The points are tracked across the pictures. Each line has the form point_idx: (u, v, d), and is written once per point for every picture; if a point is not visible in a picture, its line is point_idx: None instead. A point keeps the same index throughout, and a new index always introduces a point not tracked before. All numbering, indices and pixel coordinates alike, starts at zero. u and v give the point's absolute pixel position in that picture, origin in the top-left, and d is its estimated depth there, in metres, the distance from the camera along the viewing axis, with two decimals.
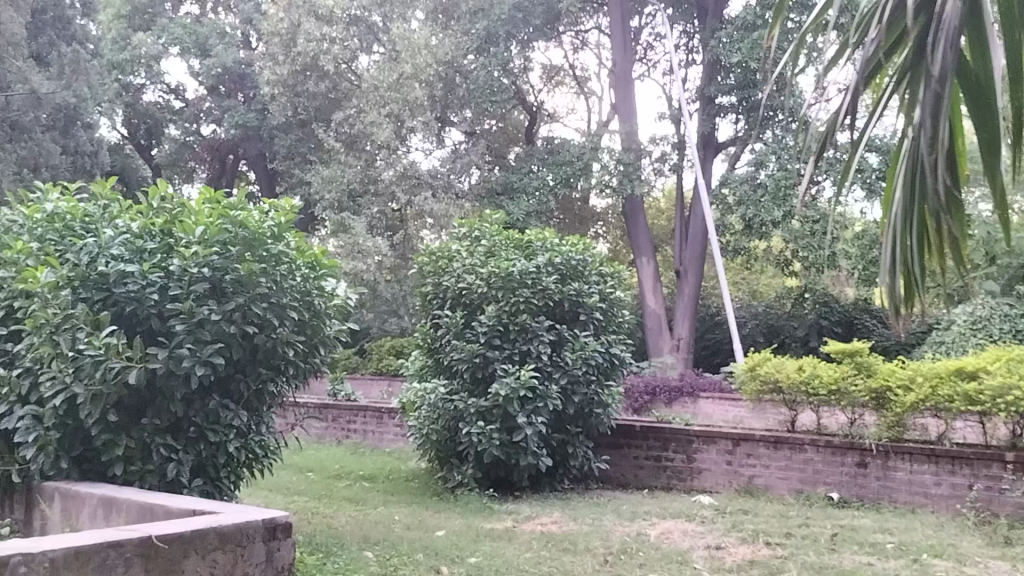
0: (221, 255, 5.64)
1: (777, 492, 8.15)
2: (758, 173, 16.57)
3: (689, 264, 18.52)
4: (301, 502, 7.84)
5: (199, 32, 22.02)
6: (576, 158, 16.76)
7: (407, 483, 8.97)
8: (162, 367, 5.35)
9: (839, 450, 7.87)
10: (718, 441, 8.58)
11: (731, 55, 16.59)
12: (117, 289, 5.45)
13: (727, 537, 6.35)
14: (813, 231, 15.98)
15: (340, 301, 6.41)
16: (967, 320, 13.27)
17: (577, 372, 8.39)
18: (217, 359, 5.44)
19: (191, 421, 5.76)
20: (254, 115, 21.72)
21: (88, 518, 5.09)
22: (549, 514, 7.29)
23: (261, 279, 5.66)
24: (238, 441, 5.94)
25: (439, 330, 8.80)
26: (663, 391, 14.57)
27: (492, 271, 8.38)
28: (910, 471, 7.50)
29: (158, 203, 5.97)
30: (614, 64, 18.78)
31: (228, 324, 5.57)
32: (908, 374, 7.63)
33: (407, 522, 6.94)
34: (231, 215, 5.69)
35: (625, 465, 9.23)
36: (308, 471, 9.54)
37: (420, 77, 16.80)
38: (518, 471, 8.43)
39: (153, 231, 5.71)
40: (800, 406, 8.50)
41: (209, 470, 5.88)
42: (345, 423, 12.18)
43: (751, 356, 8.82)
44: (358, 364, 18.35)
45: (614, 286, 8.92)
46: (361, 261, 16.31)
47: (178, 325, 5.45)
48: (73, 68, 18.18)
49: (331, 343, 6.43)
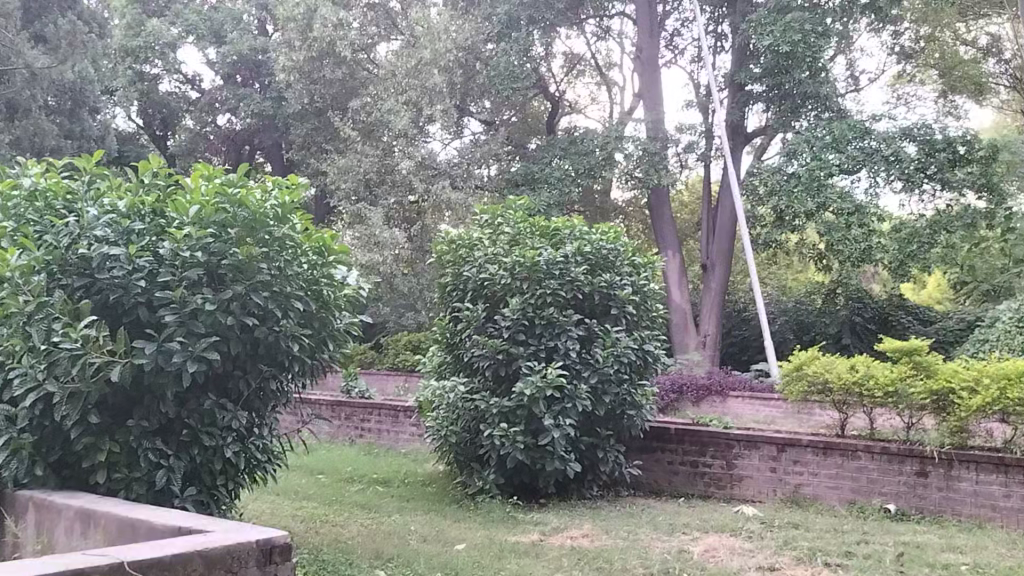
0: (217, 238, 5.04)
1: (826, 502, 7.49)
2: (790, 164, 15.79)
3: (716, 258, 17.82)
4: (310, 508, 7.24)
5: (213, 18, 21.54)
6: (600, 147, 16.20)
7: (423, 488, 8.35)
8: (149, 363, 4.73)
9: (896, 458, 7.20)
10: (761, 446, 7.91)
11: (763, 38, 15.74)
12: (100, 275, 4.84)
13: (781, 556, 5.70)
14: (848, 224, 15.30)
15: (350, 291, 5.78)
16: (1012, 317, 12.66)
17: (608, 371, 7.73)
18: (212, 355, 4.83)
19: (184, 424, 5.15)
20: (270, 103, 21.12)
21: (64, 534, 4.50)
22: (580, 526, 6.64)
23: (261, 265, 5.08)
24: (237, 446, 5.33)
25: (459, 325, 8.17)
26: (690, 390, 13.90)
27: (517, 261, 7.76)
28: (976, 481, 6.83)
29: (150, 181, 5.41)
30: (639, 51, 18.11)
31: (225, 316, 4.98)
32: (972, 375, 6.96)
33: (424, 533, 6.35)
34: (230, 193, 5.11)
35: (658, 470, 8.58)
36: (318, 474, 8.97)
37: (439, 62, 16.14)
38: (544, 477, 7.80)
39: (141, 211, 5.13)
40: (850, 409, 7.80)
41: (204, 477, 5.27)
42: (359, 422, 11.57)
43: (797, 354, 8.12)
44: (373, 359, 17.70)
45: (648, 278, 8.24)
46: (378, 253, 15.77)
47: (168, 316, 4.83)
48: (70, 41, 17.55)
49: (341, 337, 5.81)
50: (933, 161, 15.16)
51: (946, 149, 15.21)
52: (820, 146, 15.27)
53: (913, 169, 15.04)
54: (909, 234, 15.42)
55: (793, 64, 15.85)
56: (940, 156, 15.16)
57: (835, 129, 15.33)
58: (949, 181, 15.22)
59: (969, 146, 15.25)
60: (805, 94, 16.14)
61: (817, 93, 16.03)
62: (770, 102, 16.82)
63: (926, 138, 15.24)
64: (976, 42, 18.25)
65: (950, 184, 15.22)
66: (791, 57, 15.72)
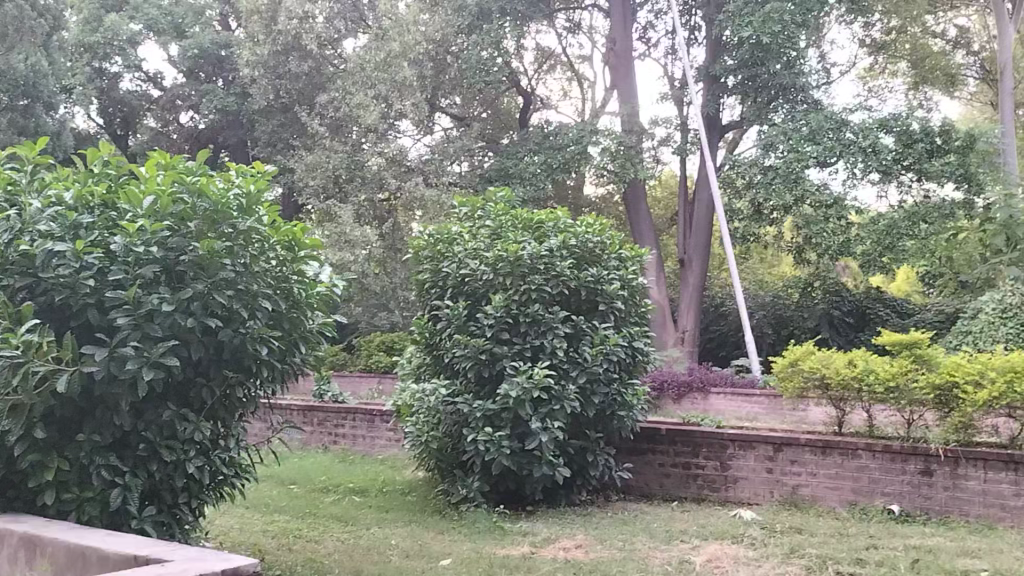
0: (176, 233, 4.60)
1: (827, 504, 7.14)
2: (767, 157, 15.45)
3: (694, 253, 17.50)
4: (282, 523, 6.78)
5: (174, 12, 20.93)
6: (574, 141, 15.77)
7: (403, 496, 7.91)
8: (100, 372, 4.28)
9: (898, 456, 6.87)
10: (757, 446, 7.56)
11: (741, 29, 15.37)
12: (44, 273, 4.38)
13: (788, 566, 5.34)
14: (827, 217, 15.05)
15: (324, 289, 5.34)
16: (995, 308, 12.34)
17: (597, 370, 7.35)
18: (170, 360, 4.36)
19: (141, 438, 4.67)
20: (234, 99, 20.56)
21: (7, 564, 4.06)
22: (571, 536, 6.24)
23: (225, 261, 4.63)
24: (200, 460, 4.85)
25: (438, 323, 7.73)
26: (671, 386, 13.63)
27: (499, 255, 7.34)
28: (984, 480, 6.51)
29: (100, 170, 4.93)
30: (612, 43, 17.71)
31: (184, 317, 4.51)
32: (977, 368, 6.63)
33: (406, 548, 5.92)
34: (189, 181, 4.68)
35: (648, 473, 8.20)
36: (292, 484, 8.52)
37: (409, 55, 15.71)
38: (530, 483, 7.39)
39: (91, 204, 4.68)
40: (848, 406, 7.46)
41: (164, 495, 4.80)
42: (332, 428, 11.10)
43: (793, 349, 7.74)
44: (346, 361, 17.19)
45: (635, 272, 7.88)
46: (349, 252, 15.16)
47: (121, 318, 4.36)
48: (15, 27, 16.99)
49: (314, 339, 5.35)
50: (911, 152, 14.90)
51: (923, 139, 14.96)
52: (798, 138, 14.96)
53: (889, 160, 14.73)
54: (887, 225, 15.07)
55: (767, 56, 15.60)
56: (917, 147, 14.90)
57: (812, 121, 15.02)
58: (927, 171, 14.92)
59: (946, 136, 15.02)
60: (781, 85, 15.84)
61: (793, 84, 15.73)
62: (744, 95, 16.51)
63: (903, 129, 14.94)
64: (944, 34, 18.17)
65: (928, 175, 14.95)
66: (766, 48, 15.44)
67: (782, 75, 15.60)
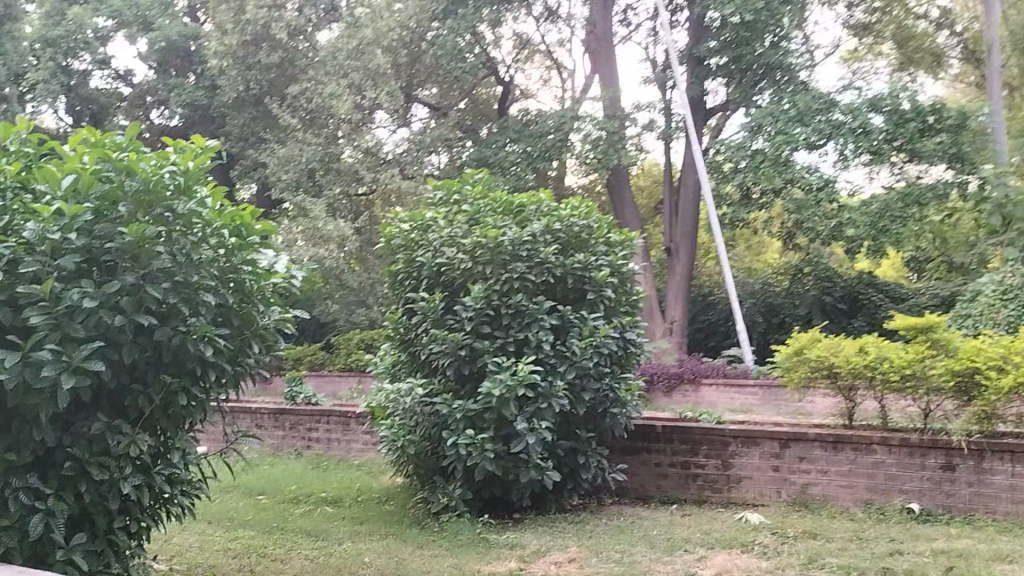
0: (104, 218, 4.00)
1: (839, 504, 6.60)
2: (754, 141, 14.89)
3: (681, 240, 16.94)
4: (246, 539, 6.16)
5: (139, 4, 20.19)
6: (555, 129, 15.22)
7: (380, 507, 7.31)
8: (12, 380, 3.64)
9: (917, 451, 6.33)
10: (762, 443, 7.01)
11: (724, 8, 14.82)
12: None
13: None
14: (819, 200, 14.48)
15: (281, 279, 4.76)
16: (996, 289, 11.52)
17: (587, 364, 6.78)
18: (95, 365, 3.75)
19: (67, 454, 4.04)
20: (203, 92, 19.80)
21: None
22: (564, 549, 5.65)
23: (160, 249, 4.03)
24: (138, 479, 4.22)
25: (413, 317, 7.15)
26: (662, 378, 13.05)
27: (478, 242, 6.76)
28: (1013, 474, 5.97)
29: (16, 147, 4.32)
30: (593, 26, 17.11)
31: (113, 315, 3.90)
32: (1000, 352, 6.09)
33: (380, 566, 5.32)
34: (115, 157, 4.09)
35: (645, 474, 7.62)
36: (260, 494, 7.92)
37: (381, 43, 15.01)
38: (517, 489, 6.81)
39: (4, 186, 4.08)
40: (859, 396, 6.92)
41: (98, 521, 4.20)
42: (306, 432, 10.48)
43: (796, 338, 7.19)
44: (324, 361, 16.58)
45: (626, 257, 7.34)
46: (324, 247, 14.56)
47: (36, 317, 3.73)
48: None
49: (272, 338, 4.75)
50: (903, 132, 14.26)
51: (915, 118, 14.29)
52: (786, 120, 14.47)
53: (881, 142, 14.24)
54: (879, 208, 14.24)
55: (753, 35, 15.08)
56: (909, 126, 14.24)
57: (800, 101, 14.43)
58: (919, 152, 14.21)
59: (938, 114, 14.28)
60: (766, 65, 15.27)
61: (779, 64, 15.16)
62: (729, 77, 15.94)
63: (894, 109, 14.36)
64: (927, 16, 16.97)
65: (920, 155, 14.22)
66: (751, 28, 14.98)
67: (767, 56, 15.05)
